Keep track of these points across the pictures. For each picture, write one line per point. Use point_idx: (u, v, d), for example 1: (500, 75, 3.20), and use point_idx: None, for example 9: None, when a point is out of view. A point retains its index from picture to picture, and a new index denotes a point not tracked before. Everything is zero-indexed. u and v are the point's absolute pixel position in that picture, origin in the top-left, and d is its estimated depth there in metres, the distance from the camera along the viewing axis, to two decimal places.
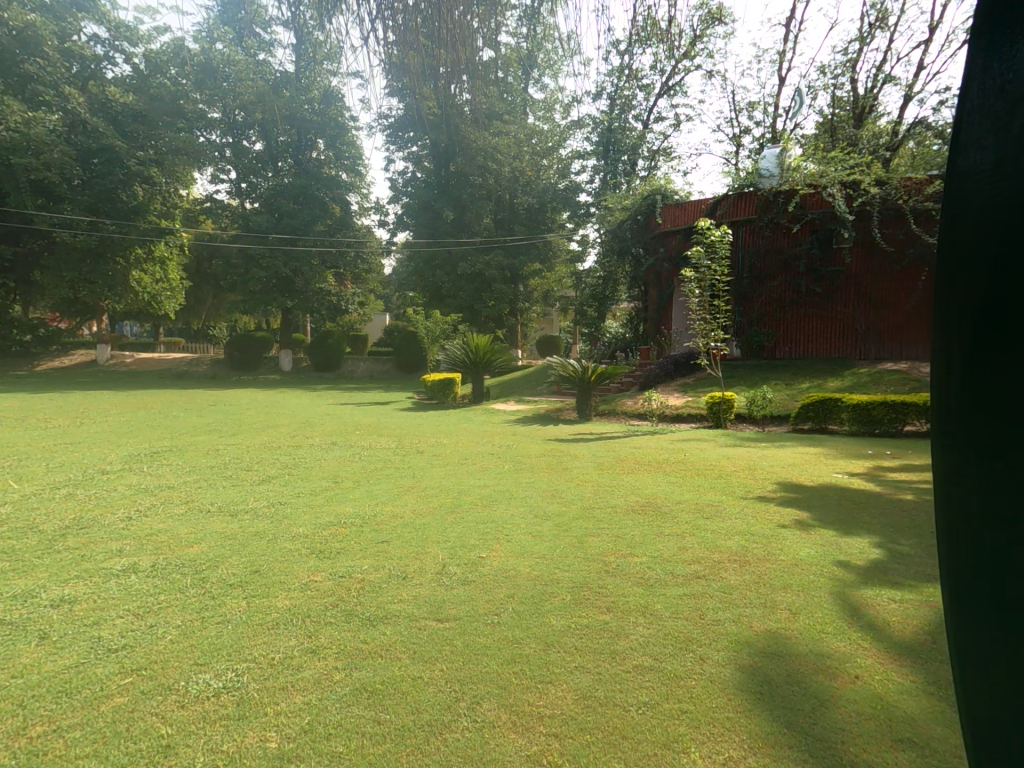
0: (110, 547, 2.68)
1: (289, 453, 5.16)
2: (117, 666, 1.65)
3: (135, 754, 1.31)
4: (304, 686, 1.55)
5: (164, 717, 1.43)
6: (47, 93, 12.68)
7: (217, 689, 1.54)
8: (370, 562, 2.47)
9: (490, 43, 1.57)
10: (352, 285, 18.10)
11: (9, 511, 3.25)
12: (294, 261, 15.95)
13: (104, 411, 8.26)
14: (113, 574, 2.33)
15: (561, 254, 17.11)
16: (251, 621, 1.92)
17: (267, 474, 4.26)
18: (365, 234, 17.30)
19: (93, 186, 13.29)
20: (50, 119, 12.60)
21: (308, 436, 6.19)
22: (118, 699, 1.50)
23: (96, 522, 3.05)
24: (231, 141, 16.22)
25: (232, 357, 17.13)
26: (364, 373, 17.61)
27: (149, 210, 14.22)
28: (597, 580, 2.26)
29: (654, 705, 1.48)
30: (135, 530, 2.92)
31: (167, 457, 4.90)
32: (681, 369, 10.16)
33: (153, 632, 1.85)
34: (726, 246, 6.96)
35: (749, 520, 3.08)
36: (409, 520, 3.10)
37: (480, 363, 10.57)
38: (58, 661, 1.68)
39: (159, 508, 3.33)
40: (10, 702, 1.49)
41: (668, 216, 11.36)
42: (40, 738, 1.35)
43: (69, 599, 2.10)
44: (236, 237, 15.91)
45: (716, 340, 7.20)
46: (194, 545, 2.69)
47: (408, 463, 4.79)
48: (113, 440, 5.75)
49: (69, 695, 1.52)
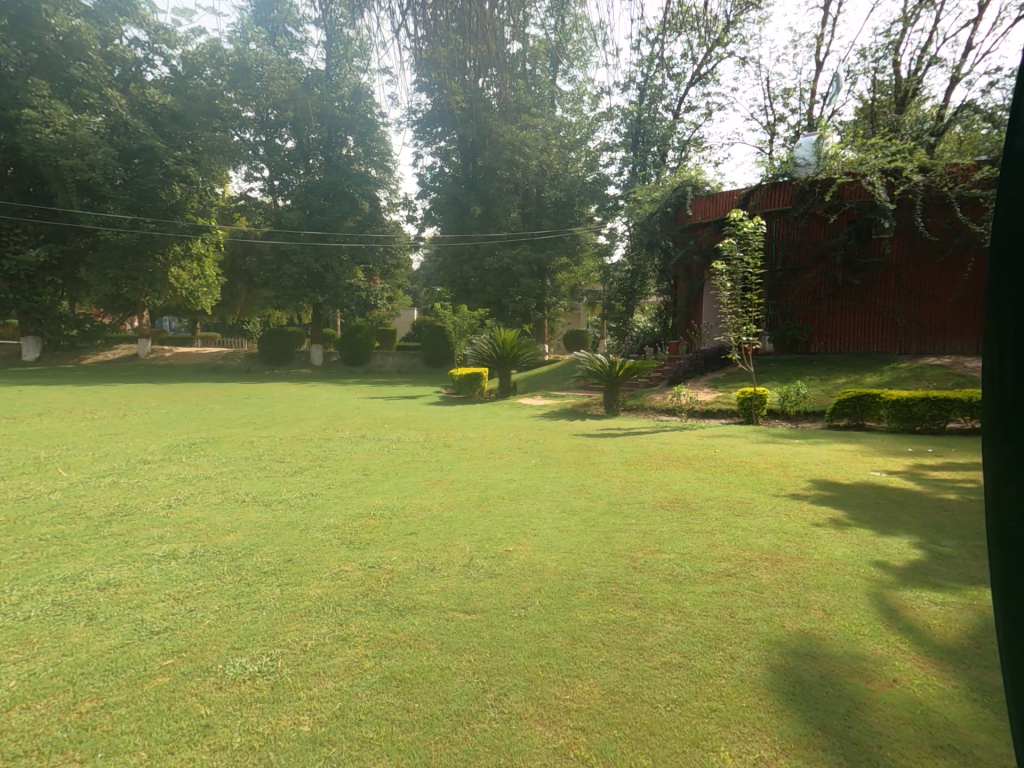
0: (152, 533, 2.78)
1: (319, 446, 5.26)
2: (159, 648, 1.72)
3: (177, 732, 1.36)
4: (335, 672, 1.59)
5: (203, 697, 1.48)
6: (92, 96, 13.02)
7: (253, 672, 1.59)
8: (398, 553, 2.51)
9: (518, 36, 1.57)
10: (381, 280, 18.30)
11: (59, 497, 3.41)
12: (325, 257, 16.15)
13: (145, 404, 8.54)
14: (155, 560, 2.42)
15: (588, 248, 16.93)
16: (285, 608, 1.97)
17: (299, 466, 4.36)
18: (393, 230, 17.48)
19: (135, 185, 13.64)
20: (95, 122, 12.94)
21: (338, 429, 6.30)
22: (160, 679, 1.56)
23: (139, 510, 3.17)
24: (265, 139, 16.59)
25: (265, 351, 17.52)
26: (392, 367, 17.84)
27: (186, 208, 14.48)
28: (626, 577, 2.24)
29: (682, 703, 1.47)
30: (174, 518, 3.03)
31: (204, 449, 5.05)
32: (711, 364, 10.01)
33: (193, 616, 1.92)
34: (759, 238, 6.77)
35: (781, 517, 3.02)
36: (436, 513, 3.14)
37: (507, 357, 10.58)
38: (103, 642, 1.75)
39: (197, 497, 3.44)
40: (61, 678, 1.56)
41: (698, 207, 11.18)
42: (89, 713, 1.42)
43: (116, 581, 2.20)
44: (270, 234, 16.24)
45: (748, 334, 7.05)
46: (230, 533, 2.78)
47: (436, 457, 4.84)
48: (152, 432, 5.94)
49: (115, 673, 1.58)
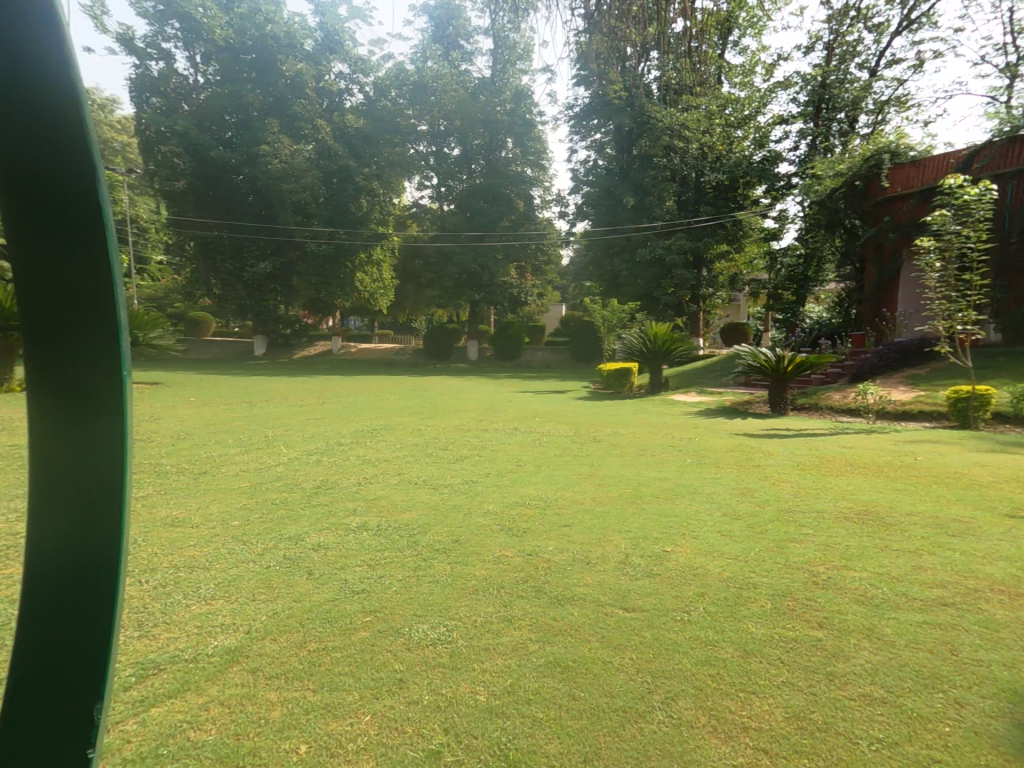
0: (347, 505, 3.21)
1: (478, 436, 5.58)
2: (359, 605, 1.97)
3: (376, 681, 1.54)
4: (503, 650, 1.67)
5: (395, 654, 1.66)
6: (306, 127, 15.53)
7: (433, 639, 1.74)
8: (557, 543, 2.56)
9: (685, 14, 1.50)
10: (533, 276, 18.84)
11: (278, 469, 4.09)
12: (482, 256, 17.01)
13: (335, 394, 9.85)
14: (351, 529, 2.78)
15: (755, 233, 15.59)
16: (456, 584, 2.12)
17: (461, 453, 4.68)
18: (545, 228, 17.68)
19: (332, 201, 15.74)
20: (308, 150, 15.32)
21: (494, 421, 6.63)
22: (362, 633, 1.78)
23: (336, 484, 3.67)
24: (436, 149, 17.94)
25: (428, 347, 19.03)
26: (543, 362, 18.27)
27: (370, 218, 16.24)
28: (820, 595, 2.01)
29: (890, 744, 1.29)
30: (363, 493, 3.45)
31: (383, 434, 5.67)
32: (909, 359, 8.62)
33: (381, 582, 2.16)
34: (985, 206, 5.63)
35: (1016, 543, 2.48)
36: (591, 507, 3.14)
37: (661, 352, 10.20)
38: (319, 594, 2.05)
39: (380, 477, 3.87)
40: (294, 619, 1.87)
41: (897, 177, 9.70)
42: (315, 651, 1.68)
43: (324, 544, 2.56)
44: (435, 238, 17.53)
45: (963, 322, 5.92)
46: (408, 511, 3.08)
47: (588, 450, 4.85)
48: (341, 417, 6.82)
49: (329, 622, 1.85)
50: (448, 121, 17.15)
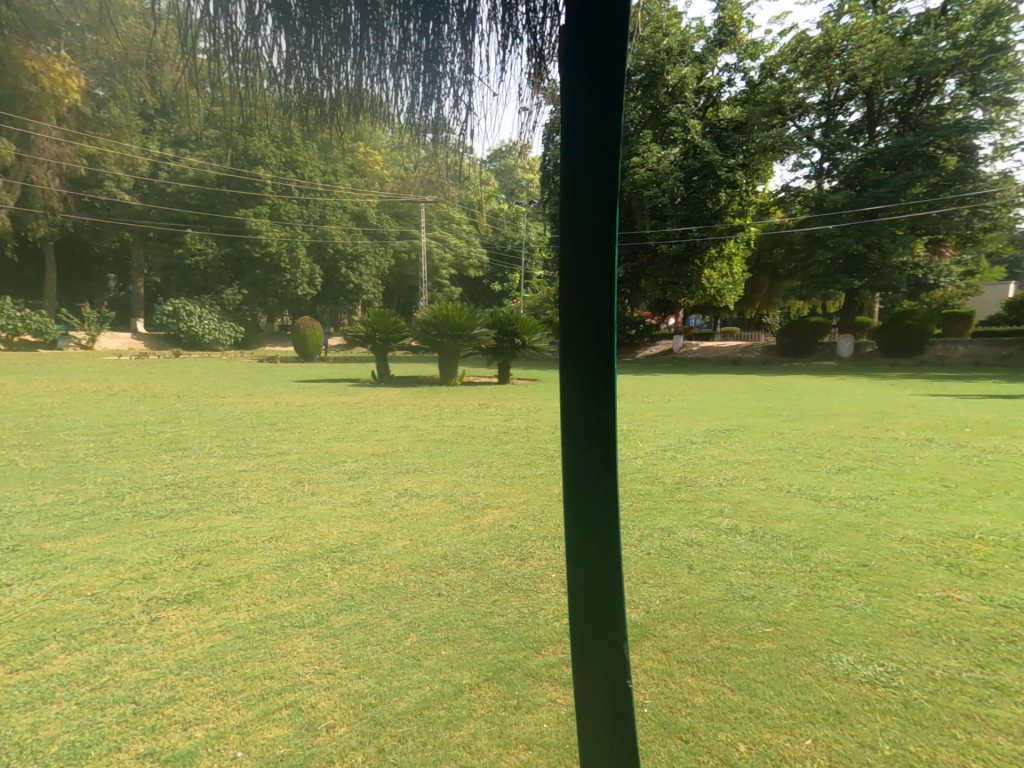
0: (715, 506, 3.72)
1: (853, 450, 5.17)
2: (726, 635, 2.26)
3: (757, 721, 1.77)
4: (899, 738, 1.68)
5: (775, 703, 1.85)
6: (676, 129, 16.41)
7: (818, 703, 1.85)
8: (943, 613, 2.43)
9: None
10: (940, 250, 15.79)
11: (647, 461, 4.80)
12: (871, 233, 14.75)
13: (686, 389, 10.35)
14: (719, 533, 3.27)
15: None
16: (828, 639, 2.21)
17: (835, 465, 4.64)
18: (985, 178, 14.17)
19: (691, 199, 16.61)
20: (673, 153, 16.39)
21: (877, 433, 5.98)
22: (736, 667, 2.04)
23: (701, 482, 4.22)
24: (826, 119, 16.34)
25: (784, 343, 17.66)
26: (944, 359, 15.11)
27: (727, 211, 16.51)
28: (926, 656, 2.09)
29: None
30: (731, 496, 3.90)
31: (740, 435, 5.85)
32: None
33: (748, 619, 2.37)
34: None
35: None
36: (1005, 565, 2.80)
37: None
38: (693, 610, 2.44)
39: (743, 479, 4.28)
40: (667, 630, 2.30)
41: None
42: (699, 675, 2.01)
43: (695, 545, 3.11)
44: (804, 222, 15.86)
45: None
46: (780, 522, 3.46)
47: (1014, 488, 4.00)
48: (700, 414, 7.24)
49: (701, 649, 2.16)
50: (850, 81, 15.21)
